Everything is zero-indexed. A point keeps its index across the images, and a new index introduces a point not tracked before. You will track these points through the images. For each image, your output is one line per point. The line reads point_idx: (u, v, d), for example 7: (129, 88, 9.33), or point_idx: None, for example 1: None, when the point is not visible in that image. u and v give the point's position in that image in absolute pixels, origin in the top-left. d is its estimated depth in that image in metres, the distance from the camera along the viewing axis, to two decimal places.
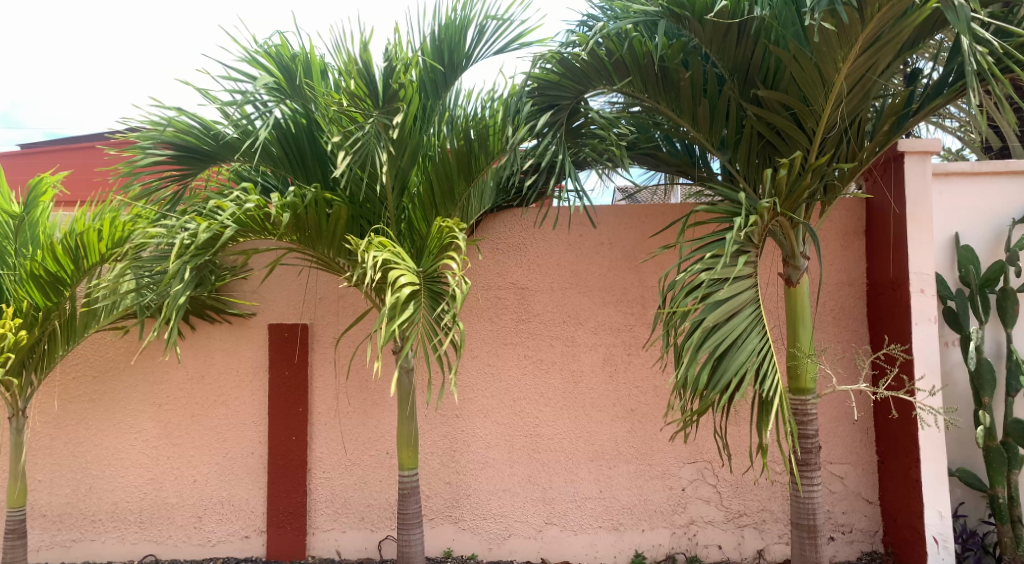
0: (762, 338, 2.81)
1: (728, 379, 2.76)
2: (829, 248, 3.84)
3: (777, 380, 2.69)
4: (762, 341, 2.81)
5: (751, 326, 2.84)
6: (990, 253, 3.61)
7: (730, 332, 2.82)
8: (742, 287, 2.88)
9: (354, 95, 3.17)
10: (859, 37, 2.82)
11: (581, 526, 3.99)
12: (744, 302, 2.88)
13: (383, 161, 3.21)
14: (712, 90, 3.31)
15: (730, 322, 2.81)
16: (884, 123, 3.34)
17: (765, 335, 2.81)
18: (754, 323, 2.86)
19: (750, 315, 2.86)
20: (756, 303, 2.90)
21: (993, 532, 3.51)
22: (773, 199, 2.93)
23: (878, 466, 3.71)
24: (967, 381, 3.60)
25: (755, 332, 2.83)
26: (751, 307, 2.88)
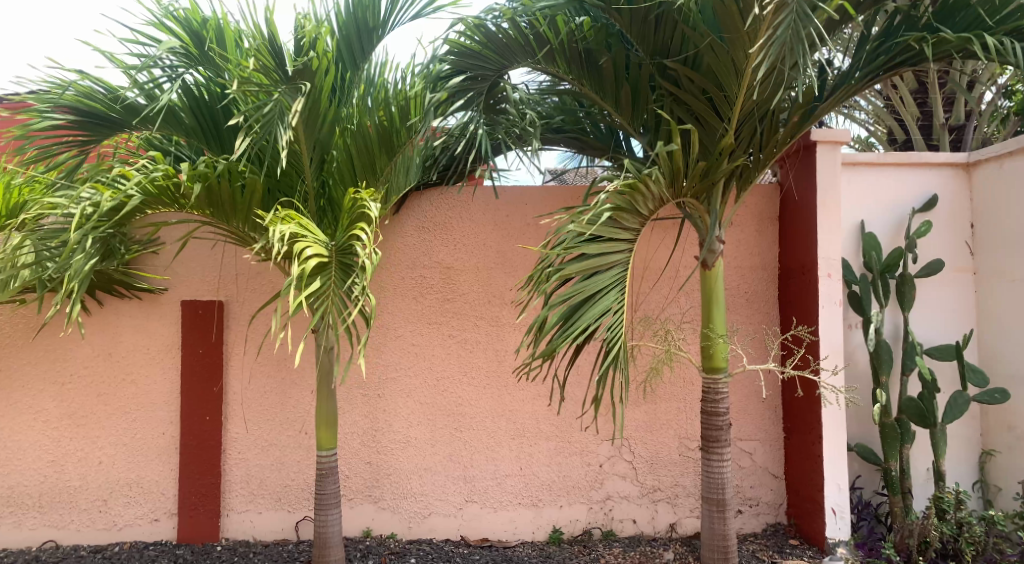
0: (619, 294, 3.14)
1: (580, 325, 3.03)
2: (745, 232, 3.95)
3: (621, 330, 3.03)
4: (619, 298, 3.12)
5: (613, 284, 3.15)
6: (892, 240, 3.75)
7: (594, 285, 3.12)
8: (613, 248, 3.16)
9: (259, 69, 3.07)
10: (763, 26, 2.97)
11: (501, 504, 4.01)
12: (610, 262, 3.17)
13: (284, 141, 3.06)
14: (634, 70, 3.52)
15: (595, 276, 3.10)
16: (796, 113, 3.50)
17: (624, 291, 3.14)
18: (616, 281, 3.18)
19: (613, 274, 3.16)
20: (621, 264, 3.21)
21: (885, 503, 3.71)
22: (655, 170, 3.11)
23: (784, 442, 3.85)
24: (868, 362, 3.78)
25: (615, 290, 3.16)
26: (617, 268, 3.18)
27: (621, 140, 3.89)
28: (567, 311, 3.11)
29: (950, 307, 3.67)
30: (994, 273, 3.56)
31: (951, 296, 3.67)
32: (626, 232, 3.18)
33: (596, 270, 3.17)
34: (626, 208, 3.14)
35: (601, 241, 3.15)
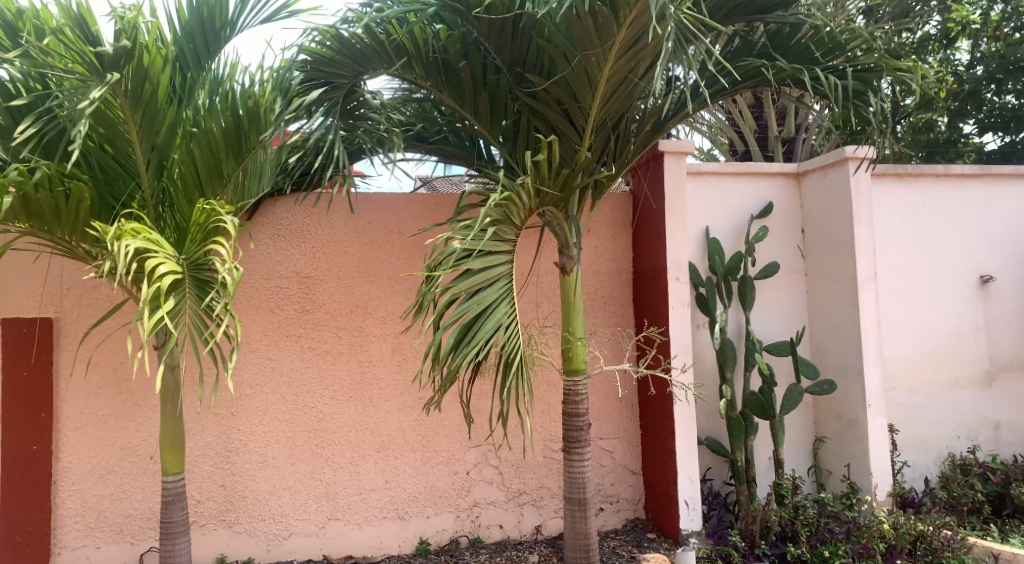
0: (509, 306, 3.16)
1: (477, 342, 2.99)
2: (600, 239, 4.08)
3: (518, 340, 3.05)
4: (510, 309, 3.15)
5: (502, 296, 3.16)
6: (733, 245, 3.98)
7: (483, 300, 3.12)
8: (496, 261, 3.17)
9: (77, 60, 2.76)
10: (616, 35, 3.04)
11: (366, 519, 3.91)
12: (496, 274, 3.18)
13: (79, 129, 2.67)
14: (491, 81, 3.53)
15: (484, 291, 3.10)
16: (647, 123, 3.66)
17: (513, 302, 3.15)
18: (504, 293, 3.20)
19: (501, 287, 3.18)
20: (506, 275, 3.23)
21: (733, 492, 3.94)
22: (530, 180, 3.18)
23: (641, 440, 4.00)
24: (714, 360, 4.00)
25: (504, 301, 3.17)
26: (504, 279, 3.21)
27: (483, 149, 3.92)
28: (460, 331, 3.08)
29: (784, 305, 3.95)
30: (820, 274, 3.87)
31: (786, 295, 3.96)
32: (507, 243, 3.21)
33: (482, 286, 3.16)
34: (503, 220, 3.20)
35: (484, 255, 3.16)
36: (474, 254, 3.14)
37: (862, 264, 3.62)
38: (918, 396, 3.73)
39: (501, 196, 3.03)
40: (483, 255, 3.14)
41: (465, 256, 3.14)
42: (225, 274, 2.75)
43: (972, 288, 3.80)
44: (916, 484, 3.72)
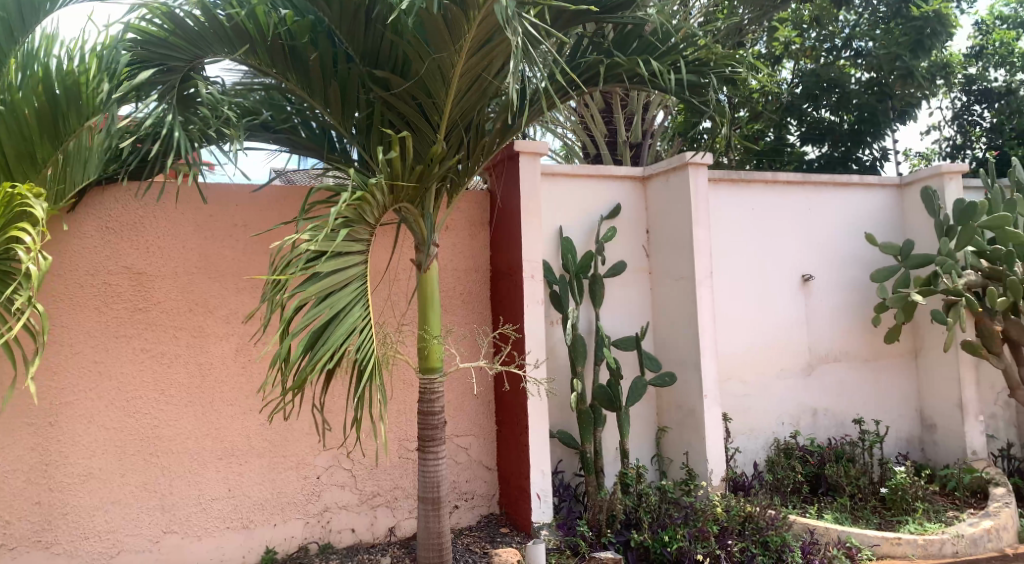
0: (363, 310, 3.02)
1: (329, 347, 2.81)
2: (458, 237, 4.07)
3: (372, 347, 2.90)
4: (363, 313, 3.00)
5: (355, 299, 3.02)
6: (585, 245, 4.11)
7: (335, 304, 2.95)
8: (349, 263, 3.03)
9: None
10: (467, 35, 3.03)
11: (206, 531, 3.68)
12: (350, 277, 3.04)
13: None
14: (343, 71, 3.40)
15: (336, 294, 2.94)
16: (499, 121, 3.66)
17: (366, 307, 3.01)
18: (357, 297, 3.05)
19: (355, 290, 3.04)
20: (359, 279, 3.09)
21: (583, 483, 4.06)
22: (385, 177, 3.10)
23: (497, 436, 4.04)
24: (567, 355, 4.11)
25: (358, 305, 3.03)
26: (357, 282, 3.07)
27: (336, 140, 3.76)
28: (310, 337, 2.88)
29: (631, 302, 4.13)
30: (663, 272, 4.07)
31: (632, 293, 4.14)
32: (360, 244, 3.10)
33: (332, 289, 3.00)
34: (354, 220, 3.08)
35: (336, 257, 3.00)
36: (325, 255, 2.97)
37: (700, 264, 3.81)
38: (749, 386, 3.99)
39: (356, 196, 2.94)
40: (334, 258, 2.99)
41: (315, 258, 2.96)
42: (29, 263, 2.46)
43: (795, 285, 4.13)
44: (746, 469, 3.98)
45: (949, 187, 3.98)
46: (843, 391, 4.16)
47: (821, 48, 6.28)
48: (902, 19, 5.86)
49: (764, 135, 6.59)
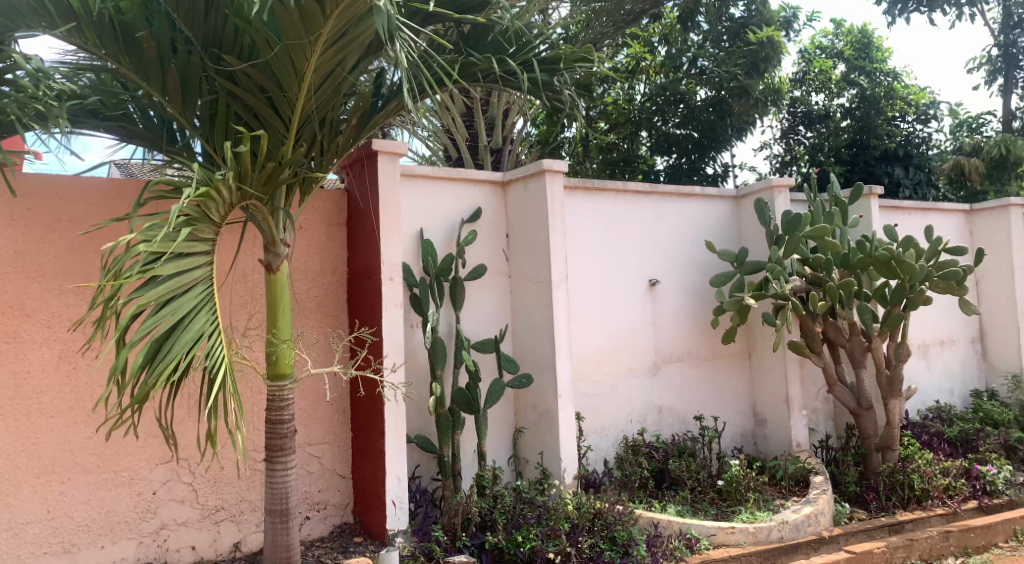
0: (212, 314, 2.67)
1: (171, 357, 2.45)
2: (312, 238, 3.94)
3: (223, 355, 2.52)
4: (212, 318, 2.65)
5: (201, 303, 2.68)
6: (445, 247, 4.08)
7: (178, 309, 2.60)
8: (191, 266, 2.71)
9: None
10: (322, 29, 2.90)
11: (20, 558, 3.32)
12: (193, 281, 2.71)
13: None
14: (183, 55, 3.17)
15: (178, 298, 2.58)
16: (354, 118, 3.55)
17: (214, 310, 2.67)
18: (204, 301, 2.71)
19: (200, 294, 2.70)
20: (206, 282, 2.76)
21: (439, 487, 4.06)
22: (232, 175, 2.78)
23: (351, 443, 3.94)
24: (427, 358, 4.08)
25: (205, 309, 2.67)
26: (203, 285, 2.73)
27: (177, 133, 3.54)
28: (149, 349, 2.51)
29: (489, 305, 4.15)
30: (520, 275, 4.14)
31: (492, 296, 4.17)
32: (206, 244, 2.78)
33: (174, 295, 2.65)
34: (199, 219, 2.76)
35: (176, 259, 2.66)
36: (163, 259, 2.63)
37: (556, 268, 3.90)
38: (601, 385, 4.12)
39: (199, 191, 2.62)
40: (174, 260, 2.65)
41: (152, 261, 2.61)
42: None
43: (643, 289, 4.32)
44: (598, 466, 4.10)
45: (779, 200, 4.30)
46: (686, 389, 4.40)
47: (669, 65, 6.73)
48: (741, 43, 6.45)
49: (618, 144, 7.01)
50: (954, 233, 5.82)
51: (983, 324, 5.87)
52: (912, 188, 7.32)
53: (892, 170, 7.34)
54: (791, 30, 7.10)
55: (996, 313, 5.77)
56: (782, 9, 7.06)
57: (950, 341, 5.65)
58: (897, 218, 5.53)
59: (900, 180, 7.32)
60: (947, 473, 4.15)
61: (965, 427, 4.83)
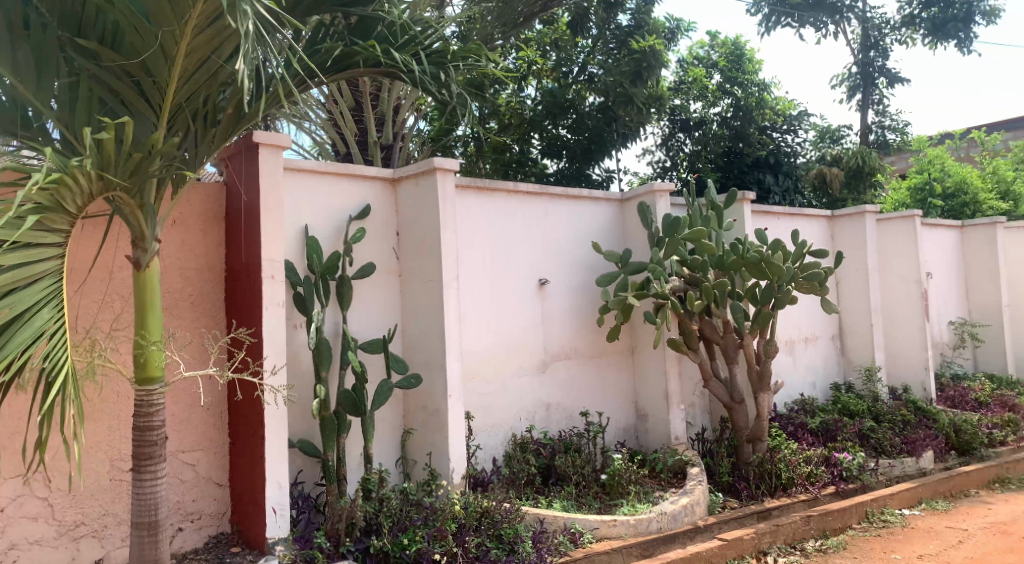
0: (56, 312, 2.51)
1: None
2: (186, 233, 3.72)
3: (65, 356, 2.38)
4: (56, 315, 2.50)
5: (46, 299, 2.51)
6: (332, 245, 3.95)
7: (19, 301, 2.42)
8: (38, 257, 2.50)
9: None
10: (191, 13, 2.71)
11: None
12: (39, 273, 2.52)
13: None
14: (35, 31, 2.82)
15: (20, 291, 2.41)
16: (229, 110, 3.34)
17: (61, 308, 2.51)
18: (49, 296, 2.52)
19: (46, 288, 2.52)
20: (52, 276, 2.58)
21: (323, 493, 3.95)
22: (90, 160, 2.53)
23: (228, 449, 3.77)
24: (311, 360, 3.94)
25: (48, 306, 2.50)
26: (50, 279, 2.55)
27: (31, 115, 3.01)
28: None
29: (377, 304, 4.06)
30: (410, 274, 4.07)
31: (381, 295, 4.09)
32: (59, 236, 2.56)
33: (13, 286, 2.45)
34: (52, 208, 2.50)
35: (21, 246, 2.46)
36: (6, 245, 2.41)
37: (447, 267, 3.86)
38: (491, 384, 4.12)
39: (48, 180, 2.35)
40: (18, 247, 2.45)
41: None
42: None
43: (533, 289, 4.36)
44: (486, 464, 4.10)
45: (660, 203, 4.45)
46: (573, 386, 4.48)
47: (562, 68, 6.98)
48: (628, 51, 6.68)
49: (510, 147, 7.07)
50: (819, 237, 6.23)
51: (842, 322, 6.31)
52: (780, 195, 7.93)
53: (763, 177, 7.95)
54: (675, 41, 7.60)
55: (853, 312, 6.23)
56: (664, 20, 7.39)
57: (813, 338, 6.07)
58: (767, 224, 5.89)
59: (769, 187, 7.95)
60: (810, 460, 4.45)
61: (825, 417, 5.19)
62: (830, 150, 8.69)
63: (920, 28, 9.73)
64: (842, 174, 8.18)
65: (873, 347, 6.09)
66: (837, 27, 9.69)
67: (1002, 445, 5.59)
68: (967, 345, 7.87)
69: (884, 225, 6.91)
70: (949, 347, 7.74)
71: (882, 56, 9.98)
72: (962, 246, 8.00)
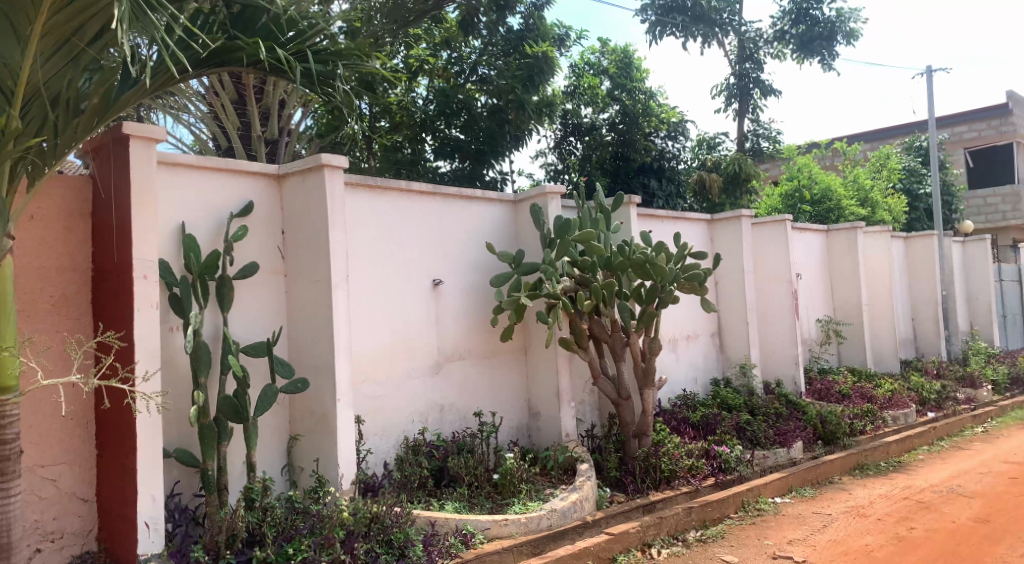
0: None
1: None
2: (45, 229, 3.43)
3: None
4: None
5: None
6: (211, 244, 3.75)
7: None
8: None
9: None
10: None
11: None
12: None
13: None
14: None
15: None
16: (95, 95, 3.06)
17: None
18: None
19: None
20: None
21: (202, 503, 3.75)
22: None
23: (95, 462, 3.51)
24: (189, 365, 3.73)
25: None
26: None
27: None
28: None
29: (262, 306, 3.91)
30: (297, 274, 3.95)
31: (265, 296, 3.93)
32: None
33: None
34: None
35: None
36: None
37: (336, 266, 3.76)
38: (383, 387, 4.06)
39: None
40: None
41: None
42: None
43: (426, 289, 4.33)
44: (377, 469, 4.01)
45: (551, 206, 4.55)
46: (466, 386, 4.48)
47: (451, 70, 7.23)
48: (519, 55, 7.18)
49: (402, 146, 7.27)
50: (699, 240, 6.53)
51: (721, 322, 6.64)
52: (663, 199, 8.41)
53: (648, 182, 8.41)
54: (564, 47, 7.94)
55: (730, 312, 6.55)
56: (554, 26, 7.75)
57: (695, 336, 6.36)
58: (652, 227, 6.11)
59: (653, 191, 8.43)
60: (692, 454, 4.64)
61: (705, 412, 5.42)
62: (707, 156, 9.30)
63: (789, 43, 10.54)
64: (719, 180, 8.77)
65: (748, 345, 6.42)
66: (716, 41, 10.30)
67: (861, 433, 6.08)
68: (831, 342, 8.47)
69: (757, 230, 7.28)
70: (816, 344, 8.25)
71: (757, 68, 10.62)
72: (827, 250, 8.58)
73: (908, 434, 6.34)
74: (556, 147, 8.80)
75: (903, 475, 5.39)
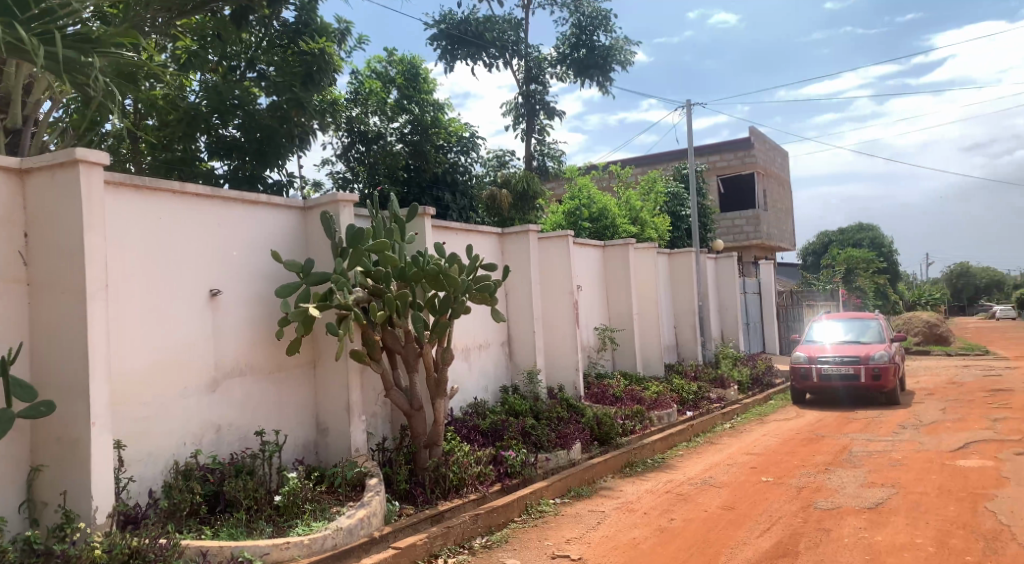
0: None
1: None
2: None
3: None
4: None
5: None
6: None
7: None
8: None
9: None
10: None
11: None
12: None
13: None
14: None
15: None
16: None
17: None
18: None
19: None
20: None
21: None
22: None
23: None
24: None
25: None
26: None
27: None
28: None
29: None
30: (43, 282, 3.48)
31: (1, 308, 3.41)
32: None
33: None
34: None
35: None
36: None
37: (92, 275, 3.37)
38: (148, 407, 3.71)
39: None
40: None
41: None
42: None
43: (201, 300, 4.04)
44: (140, 499, 3.63)
45: (344, 214, 4.47)
46: (248, 404, 4.23)
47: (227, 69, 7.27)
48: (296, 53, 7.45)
49: (171, 143, 6.89)
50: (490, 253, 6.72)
51: (511, 332, 6.90)
52: (457, 212, 8.73)
53: (440, 195, 8.62)
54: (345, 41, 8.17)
55: (517, 322, 6.84)
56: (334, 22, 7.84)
57: (486, 345, 6.52)
58: (445, 238, 6.18)
59: (448, 204, 8.68)
60: (481, 461, 4.76)
61: (494, 419, 5.57)
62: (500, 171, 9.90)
63: (570, 66, 11.25)
64: (509, 195, 9.28)
65: (535, 351, 6.77)
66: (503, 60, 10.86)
67: (632, 433, 6.64)
68: (607, 349, 9.11)
69: (543, 243, 7.65)
70: (593, 350, 8.81)
71: (543, 90, 11.25)
72: (605, 263, 9.25)
73: (671, 431, 7.02)
74: (342, 155, 8.77)
75: (667, 469, 5.96)
